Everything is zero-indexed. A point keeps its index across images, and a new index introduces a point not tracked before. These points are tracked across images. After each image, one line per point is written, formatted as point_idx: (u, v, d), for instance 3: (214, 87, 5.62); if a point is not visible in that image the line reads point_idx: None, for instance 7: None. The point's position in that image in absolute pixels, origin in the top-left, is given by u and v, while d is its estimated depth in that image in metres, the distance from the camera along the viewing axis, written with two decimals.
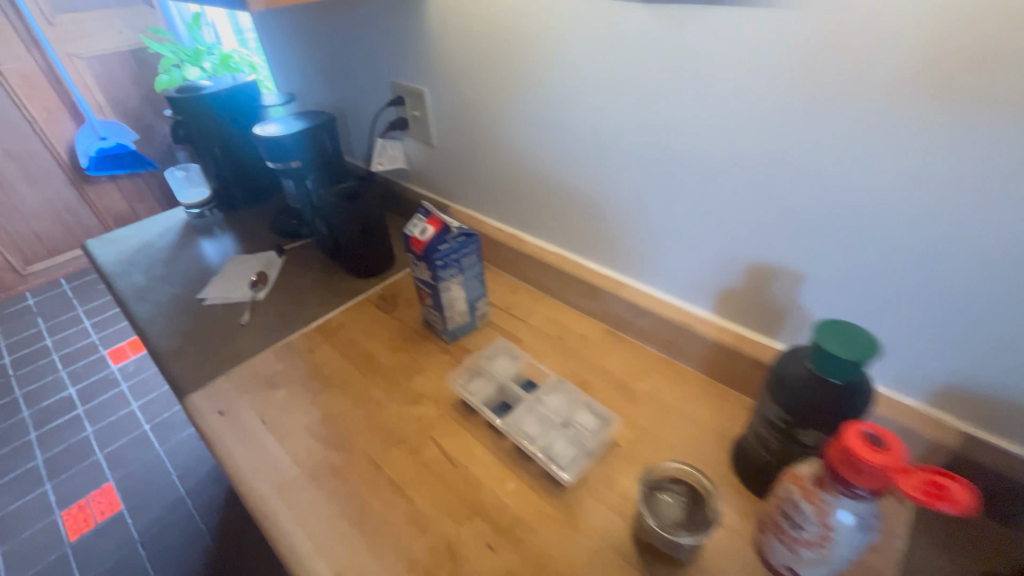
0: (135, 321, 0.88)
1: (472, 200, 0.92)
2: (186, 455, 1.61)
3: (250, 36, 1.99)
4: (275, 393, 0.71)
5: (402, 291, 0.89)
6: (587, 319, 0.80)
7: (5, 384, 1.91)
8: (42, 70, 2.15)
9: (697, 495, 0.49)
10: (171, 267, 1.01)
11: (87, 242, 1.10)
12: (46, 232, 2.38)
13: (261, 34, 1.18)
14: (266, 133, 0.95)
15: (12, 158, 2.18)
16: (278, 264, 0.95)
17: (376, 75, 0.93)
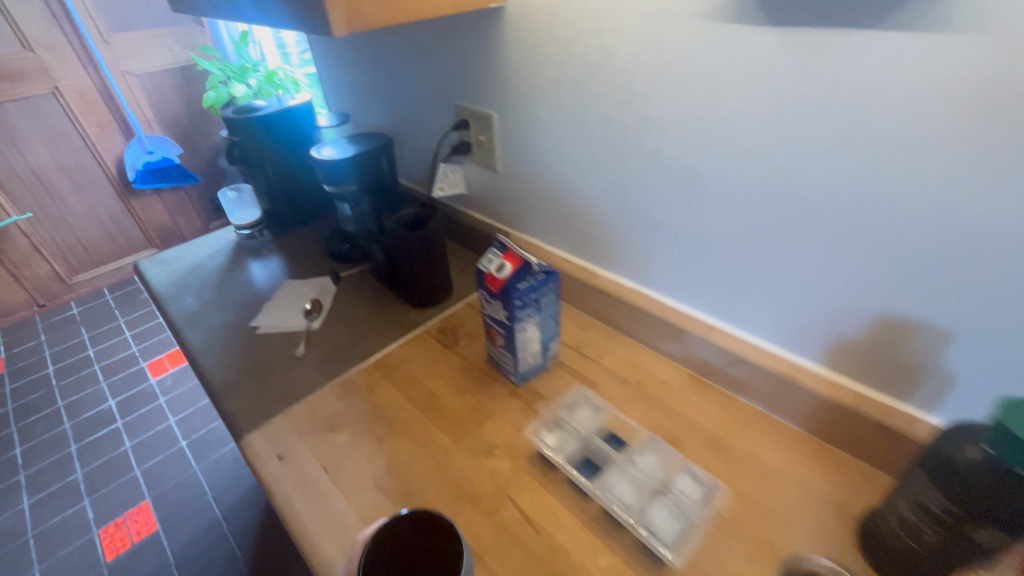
0: (188, 349, 0.85)
1: (538, 228, 0.87)
2: (222, 475, 1.59)
3: (296, 55, 2.01)
4: (335, 437, 0.67)
5: (462, 323, 0.84)
6: (667, 362, 0.74)
7: (47, 394, 1.93)
8: (96, 87, 2.21)
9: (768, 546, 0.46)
10: (223, 290, 0.98)
11: (139, 262, 1.09)
12: (92, 243, 2.43)
13: (317, 54, 1.17)
14: (324, 156, 0.92)
15: (64, 171, 2.24)
16: (332, 293, 0.93)
17: (440, 97, 0.90)
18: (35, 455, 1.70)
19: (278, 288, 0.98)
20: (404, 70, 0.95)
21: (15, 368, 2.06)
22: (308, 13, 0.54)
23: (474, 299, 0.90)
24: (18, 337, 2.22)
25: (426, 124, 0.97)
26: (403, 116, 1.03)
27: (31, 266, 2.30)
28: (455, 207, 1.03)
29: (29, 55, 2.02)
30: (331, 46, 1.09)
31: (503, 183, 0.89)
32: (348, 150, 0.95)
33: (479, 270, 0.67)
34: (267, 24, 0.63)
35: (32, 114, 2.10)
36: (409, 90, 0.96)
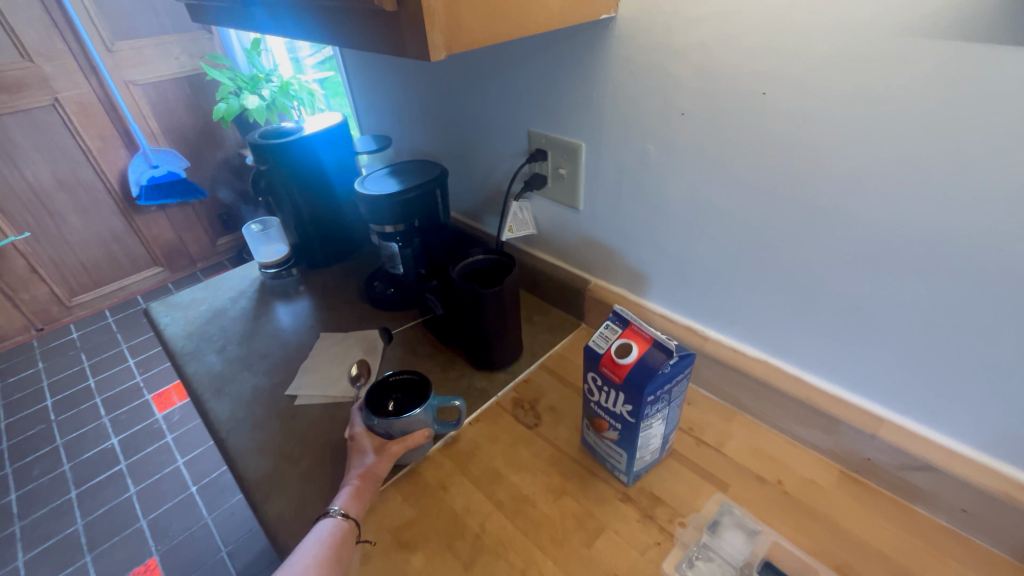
0: (212, 424, 0.71)
1: (629, 278, 0.74)
2: (237, 527, 1.45)
3: (311, 66, 1.89)
4: (409, 558, 0.53)
5: (542, 395, 0.71)
6: (808, 454, 0.60)
7: (44, 431, 1.79)
8: (99, 98, 2.07)
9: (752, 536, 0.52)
10: (251, 344, 0.85)
11: (151, 307, 0.95)
12: (93, 263, 2.29)
13: (352, 68, 1.03)
14: (368, 192, 0.79)
15: (64, 187, 2.10)
16: (381, 351, 0.79)
17: (510, 123, 0.77)
18: (31, 502, 1.55)
19: (314, 341, 0.84)
20: (464, 91, 0.82)
21: (10, 400, 1.92)
22: (395, 31, 0.41)
23: (550, 360, 0.76)
24: (14, 365, 2.08)
25: (488, 152, 0.84)
26: (457, 142, 0.89)
27: (29, 289, 2.16)
28: (520, 248, 0.90)
29: (28, 65, 1.88)
30: (371, 60, 0.96)
31: (585, 225, 0.75)
32: (396, 182, 0.81)
33: (588, 347, 0.54)
34: (279, 32, 0.55)
35: (30, 127, 1.96)
36: (470, 113, 0.83)
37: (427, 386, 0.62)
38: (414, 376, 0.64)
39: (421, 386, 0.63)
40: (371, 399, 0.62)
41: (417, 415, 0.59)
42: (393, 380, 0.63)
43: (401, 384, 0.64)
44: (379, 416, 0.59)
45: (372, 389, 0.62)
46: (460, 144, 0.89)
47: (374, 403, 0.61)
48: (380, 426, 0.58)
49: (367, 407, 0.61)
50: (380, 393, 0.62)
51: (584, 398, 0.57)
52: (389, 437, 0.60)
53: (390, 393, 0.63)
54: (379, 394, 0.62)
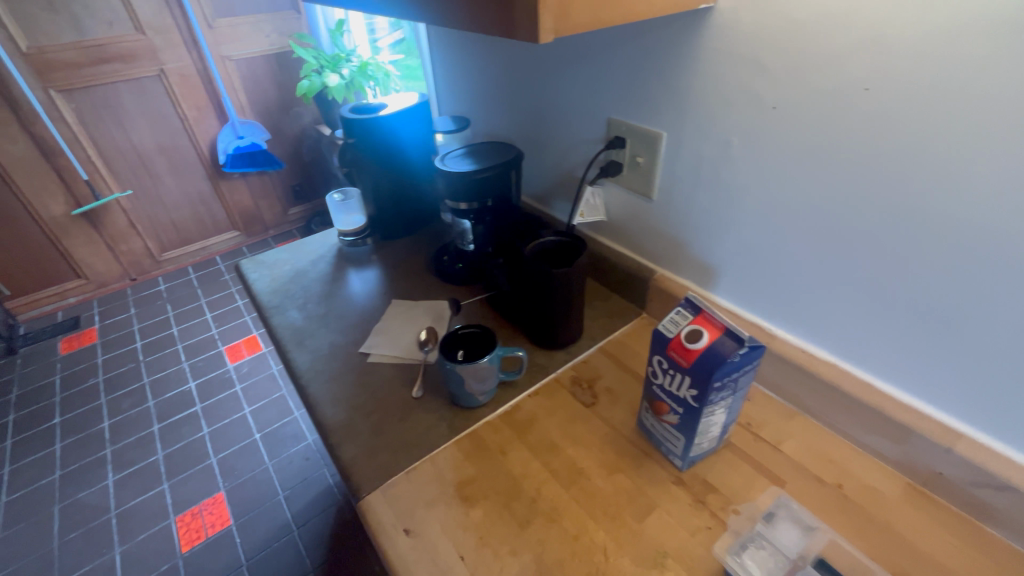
0: (294, 372, 0.78)
1: (697, 271, 0.75)
2: (293, 475, 1.57)
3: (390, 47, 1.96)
4: (470, 512, 0.57)
5: (600, 376, 0.73)
6: (872, 461, 0.59)
7: (134, 370, 2.00)
8: (198, 70, 2.24)
9: (811, 529, 0.51)
10: (328, 305, 0.91)
11: (240, 263, 1.05)
12: (182, 223, 2.50)
13: (439, 49, 1.07)
14: (450, 167, 0.84)
15: (163, 151, 2.30)
16: (448, 321, 0.84)
17: (591, 109, 0.78)
18: (121, 430, 1.74)
19: (386, 307, 0.90)
20: (548, 75, 0.83)
21: (107, 339, 2.15)
22: (506, 15, 0.43)
23: (610, 345, 0.78)
24: (111, 309, 2.33)
25: (566, 137, 0.86)
26: (536, 126, 0.91)
27: (127, 241, 2.39)
28: (589, 234, 0.91)
29: (141, 37, 2.07)
30: (460, 43, 0.99)
31: (657, 215, 0.76)
32: (473, 162, 0.85)
33: (657, 330, 0.55)
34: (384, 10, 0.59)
35: (138, 95, 2.16)
36: (552, 97, 0.85)
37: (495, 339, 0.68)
38: (480, 331, 0.70)
39: (486, 340, 0.69)
40: (444, 348, 0.68)
41: (483, 364, 0.65)
42: (462, 333, 0.70)
43: (469, 337, 0.71)
44: (453, 361, 0.66)
45: (445, 341, 0.69)
46: (539, 128, 0.91)
47: (447, 351, 0.68)
48: (453, 371, 0.65)
49: (442, 354, 0.67)
50: (450, 343, 0.69)
51: (645, 381, 0.59)
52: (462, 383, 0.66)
53: (457, 344, 0.70)
54: (450, 345, 0.69)
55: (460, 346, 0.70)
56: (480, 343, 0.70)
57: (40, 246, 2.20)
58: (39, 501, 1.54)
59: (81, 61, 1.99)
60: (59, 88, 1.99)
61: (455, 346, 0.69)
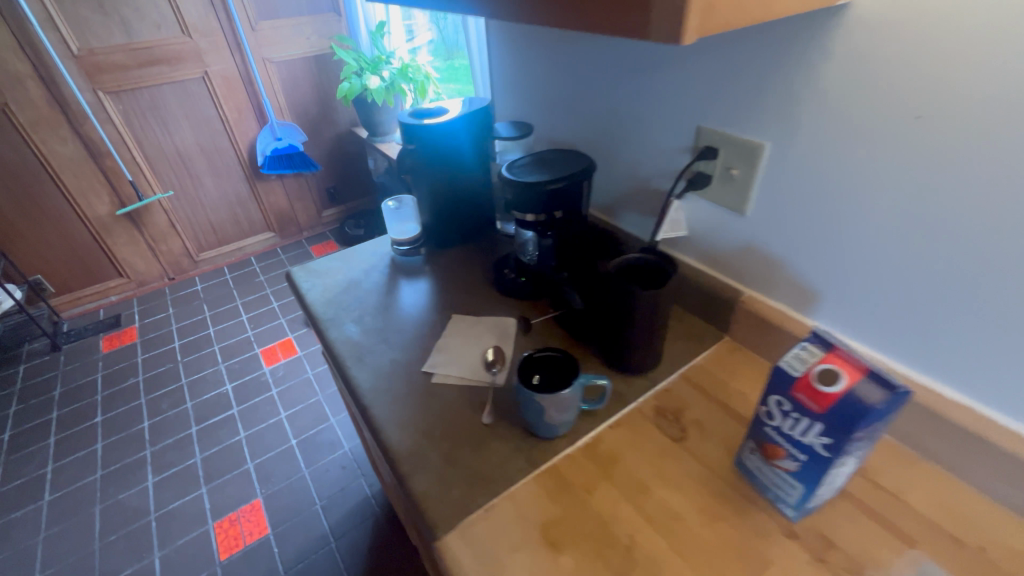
0: (355, 390, 0.74)
1: (795, 294, 0.68)
2: (330, 484, 1.54)
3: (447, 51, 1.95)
4: (559, 560, 0.52)
5: (686, 407, 0.67)
6: (1016, 521, 0.52)
7: (172, 370, 2.01)
8: (240, 73, 2.25)
9: None
10: (384, 318, 0.87)
11: (291, 272, 1.02)
12: (219, 223, 2.51)
13: (498, 50, 1.03)
14: (519, 177, 0.79)
15: (204, 153, 2.32)
16: (514, 340, 0.78)
17: (679, 115, 0.72)
18: (160, 431, 1.75)
19: (445, 322, 0.85)
20: (626, 78, 0.77)
21: (147, 339, 2.17)
22: (641, 15, 0.38)
23: (692, 372, 0.72)
24: (150, 308, 2.35)
25: (644, 145, 0.80)
26: (608, 132, 0.85)
27: (167, 241, 2.41)
28: (665, 250, 0.85)
29: (186, 40, 2.08)
30: (524, 45, 0.94)
31: (750, 232, 0.70)
32: (543, 171, 0.80)
33: (776, 366, 0.49)
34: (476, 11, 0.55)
35: (183, 97, 2.17)
36: (631, 101, 0.79)
37: (576, 367, 0.63)
38: (559, 357, 0.65)
39: (565, 366, 0.64)
40: (522, 373, 0.63)
41: (564, 395, 0.59)
42: (537, 358, 0.65)
43: (546, 362, 0.65)
44: (532, 389, 0.61)
45: (524, 365, 0.64)
46: (611, 135, 0.85)
47: (524, 377, 0.63)
48: (532, 400, 0.60)
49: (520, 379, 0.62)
50: (527, 367, 0.64)
51: (755, 422, 0.53)
52: (540, 412, 0.61)
53: (533, 368, 0.65)
54: (528, 370, 0.64)
55: (537, 371, 0.65)
56: (559, 369, 0.64)
57: (85, 245, 2.23)
58: (81, 501, 1.55)
59: (129, 63, 2.01)
60: (107, 90, 2.02)
61: (533, 372, 0.64)
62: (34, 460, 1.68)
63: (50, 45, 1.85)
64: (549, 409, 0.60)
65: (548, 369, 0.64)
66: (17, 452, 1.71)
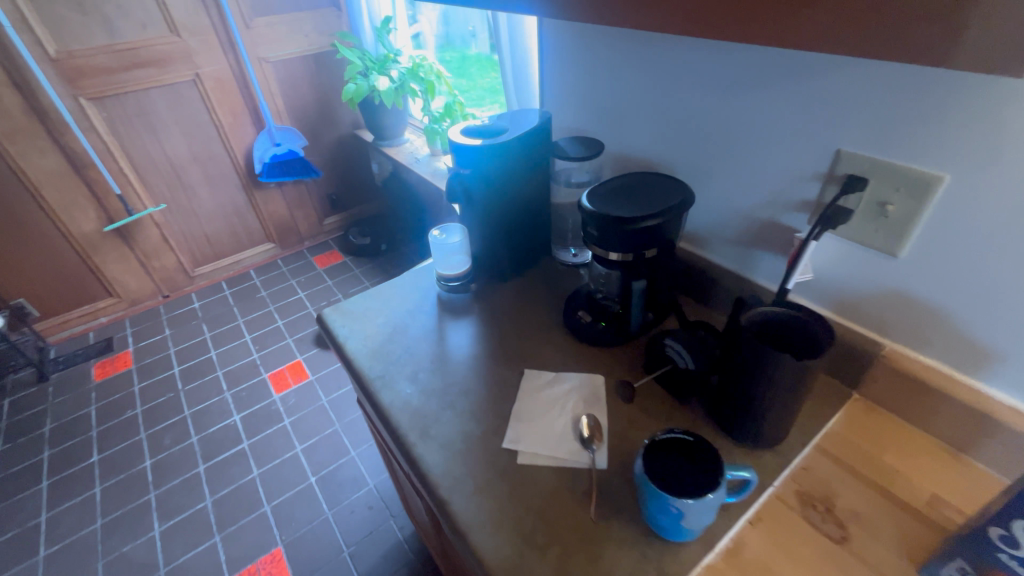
0: (424, 474, 0.61)
1: (960, 352, 0.57)
2: (357, 527, 1.42)
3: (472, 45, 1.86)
4: None
5: (837, 493, 0.56)
6: None
7: (173, 400, 1.86)
8: (235, 74, 2.08)
9: None
10: (442, 374, 0.75)
11: (323, 313, 0.89)
12: (216, 236, 2.35)
13: (552, 53, 0.89)
14: (604, 210, 0.67)
15: (197, 162, 2.15)
16: (606, 405, 0.66)
17: (812, 136, 0.60)
18: (165, 471, 1.60)
19: (518, 378, 0.73)
20: (737, 89, 0.65)
21: (143, 365, 2.02)
22: None
23: (829, 442, 0.61)
24: (145, 330, 2.19)
25: (755, 168, 0.68)
26: (702, 151, 0.73)
27: (160, 257, 2.25)
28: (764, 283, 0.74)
29: (175, 40, 1.90)
30: (592, 47, 0.81)
31: (903, 278, 0.58)
32: (633, 204, 0.68)
33: None
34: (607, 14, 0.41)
35: (172, 102, 2.00)
36: (741, 117, 0.66)
37: (716, 458, 0.51)
38: (692, 442, 0.53)
39: (701, 455, 0.52)
40: (651, 464, 0.52)
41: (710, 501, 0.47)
42: (663, 441, 0.54)
43: (675, 446, 0.53)
44: (667, 490, 0.49)
45: (651, 452, 0.53)
46: (707, 154, 0.73)
47: (654, 469, 0.51)
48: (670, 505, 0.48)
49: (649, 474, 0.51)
50: (656, 455, 0.52)
51: (969, 537, 0.44)
52: (677, 517, 0.49)
53: (661, 455, 0.53)
54: (657, 459, 0.52)
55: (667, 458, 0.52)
56: (693, 457, 0.52)
57: (71, 265, 2.06)
58: (81, 555, 1.40)
59: (113, 66, 1.83)
60: (89, 96, 1.84)
61: (663, 460, 0.52)
62: (26, 509, 1.53)
63: (24, 48, 1.67)
64: (690, 515, 0.48)
65: (681, 456, 0.52)
66: (6, 500, 1.56)
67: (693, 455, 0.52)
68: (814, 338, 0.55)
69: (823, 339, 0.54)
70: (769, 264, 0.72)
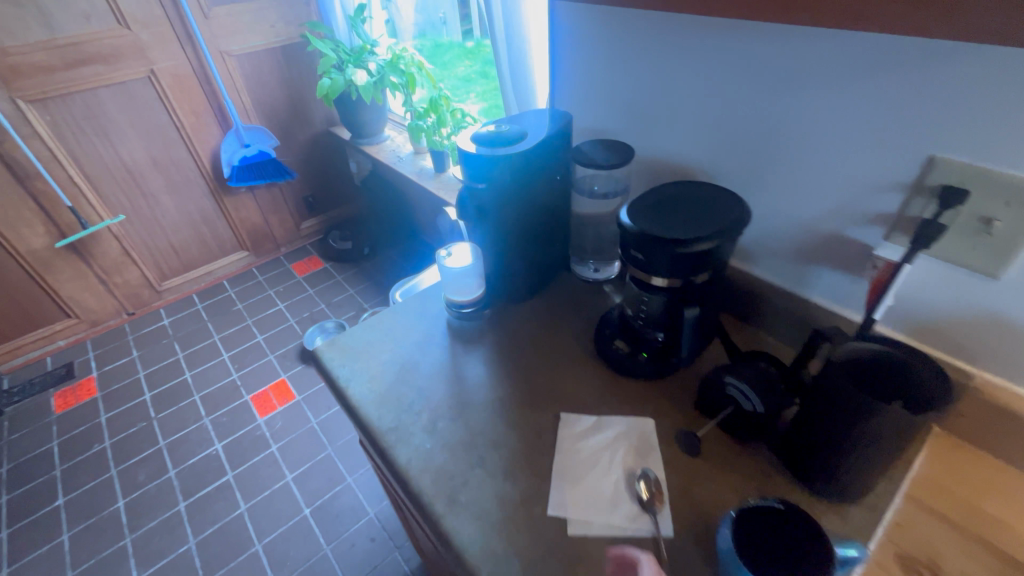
0: (457, 554, 0.52)
1: None
2: (359, 563, 1.32)
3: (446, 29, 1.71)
4: None
5: (943, 555, 0.49)
6: None
7: (146, 430, 1.70)
8: (194, 70, 1.90)
9: None
10: (464, 422, 0.65)
11: (318, 349, 0.77)
12: (183, 246, 2.17)
13: (572, 44, 0.78)
14: (650, 232, 0.58)
15: (158, 167, 1.97)
16: (660, 454, 0.58)
17: (898, 139, 0.52)
18: (141, 512, 1.47)
19: (553, 425, 0.63)
20: (804, 84, 0.56)
21: (109, 392, 1.85)
22: None
23: (919, 489, 0.54)
24: (110, 352, 2.01)
25: (819, 174, 0.59)
26: (753, 153, 0.64)
27: (122, 272, 2.06)
28: (815, 299, 0.66)
29: (125, 33, 1.71)
30: (620, 36, 0.70)
31: (1004, 303, 0.50)
32: (682, 224, 0.58)
33: None
34: None
35: (126, 102, 1.81)
36: (806, 116, 0.57)
37: (824, 541, 0.42)
38: (794, 518, 0.44)
39: (807, 535, 0.43)
40: (744, 543, 0.44)
41: None
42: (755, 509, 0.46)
43: (774, 522, 0.45)
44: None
45: (743, 526, 0.45)
46: (759, 157, 0.64)
47: (749, 550, 0.43)
48: None
49: (741, 555, 0.43)
50: (750, 532, 0.44)
51: None
52: None
53: (756, 532, 0.44)
54: (751, 536, 0.44)
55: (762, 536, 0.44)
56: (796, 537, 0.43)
57: (20, 286, 1.86)
58: None
59: (55, 64, 1.64)
60: (29, 98, 1.64)
61: (759, 538, 0.44)
62: None
63: None
64: None
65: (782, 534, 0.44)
66: None
67: (794, 530, 0.44)
68: (921, 394, 0.47)
69: (934, 400, 0.46)
70: (828, 281, 0.64)
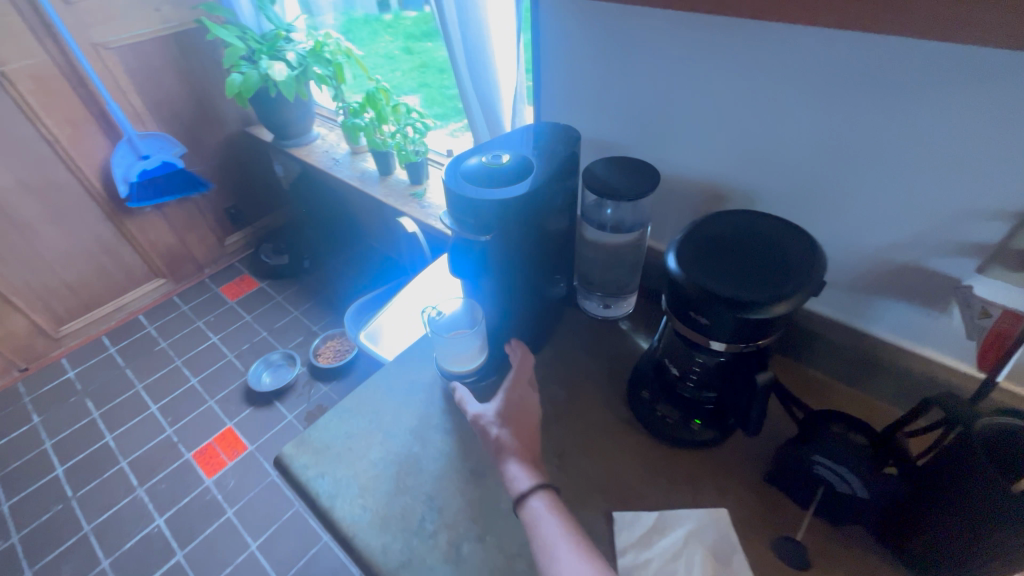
0: None
1: None
2: None
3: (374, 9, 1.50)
4: None
5: None
6: None
7: (64, 514, 1.42)
8: (62, 69, 1.54)
9: None
10: (496, 542, 0.51)
11: (283, 454, 0.60)
12: (80, 282, 1.82)
13: (569, 36, 0.64)
14: (717, 293, 0.45)
15: (31, 193, 1.60)
16: (744, 558, 0.48)
17: (1003, 158, 0.44)
18: None
19: (606, 528, 0.52)
20: (886, 91, 0.46)
21: (9, 472, 1.53)
22: None
23: None
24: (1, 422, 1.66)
25: (895, 195, 0.50)
26: (811, 168, 0.54)
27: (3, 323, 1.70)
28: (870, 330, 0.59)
29: None
30: (637, 34, 0.58)
31: None
32: (755, 281, 0.47)
33: None
34: None
35: None
36: (886, 127, 0.48)
37: None
38: None
39: None
40: None
41: None
42: None
43: None
44: None
45: None
46: (818, 174, 0.54)
47: None
48: None
49: None
50: None
51: None
52: None
53: None
54: None
55: None
56: None
57: None
58: None
59: None
60: None
61: None
62: None
63: None
64: None
65: None
66: None
67: None
68: None
69: None
70: (894, 314, 0.56)
